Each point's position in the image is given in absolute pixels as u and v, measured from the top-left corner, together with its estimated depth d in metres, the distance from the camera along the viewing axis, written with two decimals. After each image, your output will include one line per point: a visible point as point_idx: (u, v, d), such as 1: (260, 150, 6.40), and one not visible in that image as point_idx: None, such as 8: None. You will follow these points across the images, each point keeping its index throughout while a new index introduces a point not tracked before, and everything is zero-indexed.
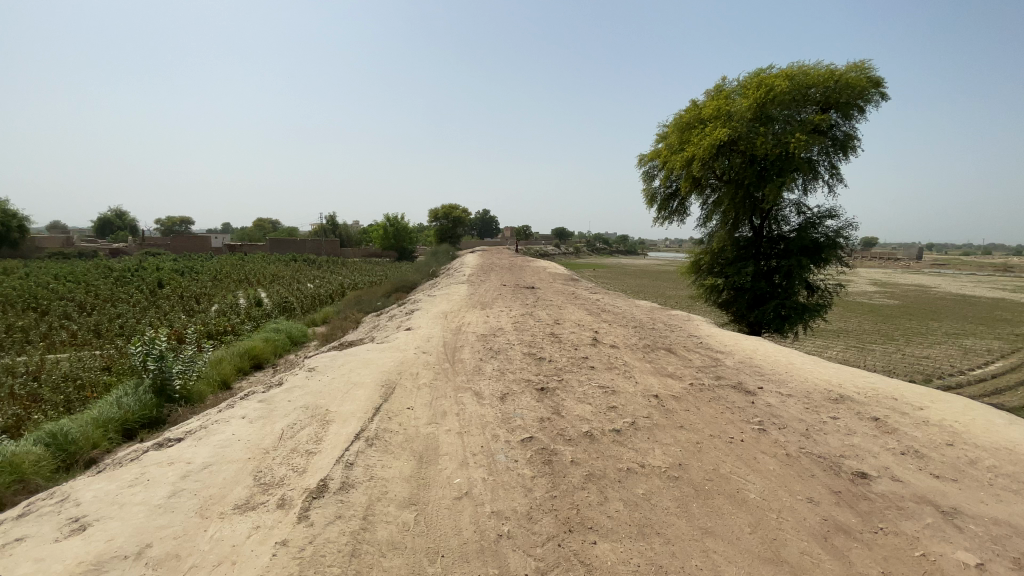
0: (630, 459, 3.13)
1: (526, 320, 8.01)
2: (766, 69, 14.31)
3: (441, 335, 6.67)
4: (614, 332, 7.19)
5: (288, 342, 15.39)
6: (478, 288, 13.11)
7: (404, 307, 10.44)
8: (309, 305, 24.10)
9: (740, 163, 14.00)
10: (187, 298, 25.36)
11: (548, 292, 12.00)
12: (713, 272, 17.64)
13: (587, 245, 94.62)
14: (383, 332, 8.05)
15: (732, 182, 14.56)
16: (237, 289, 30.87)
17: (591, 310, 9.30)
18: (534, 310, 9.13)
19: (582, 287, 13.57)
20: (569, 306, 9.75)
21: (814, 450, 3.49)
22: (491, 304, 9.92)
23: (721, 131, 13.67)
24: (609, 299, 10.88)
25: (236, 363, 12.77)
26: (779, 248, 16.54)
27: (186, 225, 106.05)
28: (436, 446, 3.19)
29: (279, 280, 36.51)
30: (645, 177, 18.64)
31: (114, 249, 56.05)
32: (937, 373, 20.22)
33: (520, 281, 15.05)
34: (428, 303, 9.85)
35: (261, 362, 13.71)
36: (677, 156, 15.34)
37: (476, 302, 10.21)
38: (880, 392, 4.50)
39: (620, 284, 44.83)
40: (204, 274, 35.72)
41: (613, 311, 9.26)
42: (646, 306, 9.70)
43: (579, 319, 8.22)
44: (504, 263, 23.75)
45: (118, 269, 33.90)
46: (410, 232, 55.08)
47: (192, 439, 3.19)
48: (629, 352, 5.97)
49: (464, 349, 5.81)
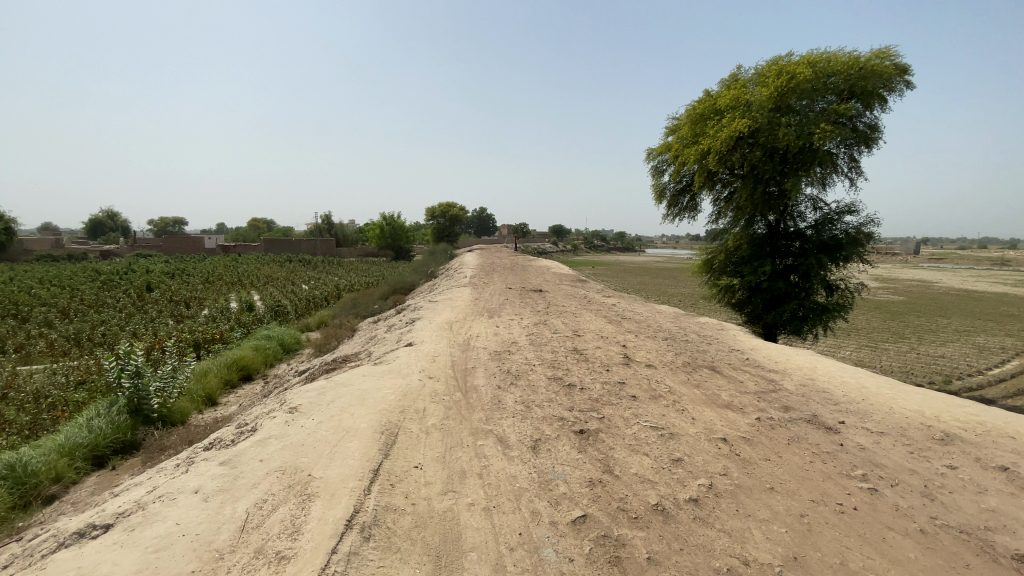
0: (727, 553, 2.27)
1: (541, 331, 7.14)
2: (785, 56, 13.47)
3: (448, 352, 5.78)
4: (644, 345, 6.32)
5: (280, 350, 14.50)
6: (482, 291, 12.25)
7: (403, 315, 9.56)
8: (303, 308, 23.16)
9: (758, 156, 13.11)
10: (176, 302, 24.35)
11: (558, 296, 11.12)
12: (725, 271, 16.79)
13: (586, 242, 93.82)
14: (380, 346, 7.15)
15: (749, 177, 13.66)
16: (229, 292, 29.86)
17: (609, 317, 8.42)
18: (547, 318, 8.26)
19: (593, 290, 12.74)
20: (585, 313, 8.89)
21: (952, 523, 2.71)
22: (499, 311, 9.05)
23: (740, 122, 12.78)
24: (625, 304, 10.01)
25: (222, 375, 11.86)
26: (796, 245, 15.71)
27: (180, 225, 104.63)
28: (457, 534, 2.32)
29: (273, 282, 35.52)
30: (653, 173, 17.78)
31: (106, 251, 54.93)
32: (957, 374, 19.42)
33: (526, 283, 14.20)
34: (430, 311, 8.95)
35: (251, 373, 12.80)
36: (690, 149, 14.49)
37: (482, 308, 9.33)
38: (991, 428, 3.82)
39: (621, 282, 44.03)
40: (196, 276, 34.73)
41: (635, 318, 8.38)
42: (669, 312, 8.83)
43: (600, 329, 7.35)
44: (506, 263, 22.91)
45: (107, 271, 33.25)
46: (406, 231, 54.09)
47: (119, 533, 2.30)
48: (670, 373, 5.09)
49: (477, 372, 4.93)
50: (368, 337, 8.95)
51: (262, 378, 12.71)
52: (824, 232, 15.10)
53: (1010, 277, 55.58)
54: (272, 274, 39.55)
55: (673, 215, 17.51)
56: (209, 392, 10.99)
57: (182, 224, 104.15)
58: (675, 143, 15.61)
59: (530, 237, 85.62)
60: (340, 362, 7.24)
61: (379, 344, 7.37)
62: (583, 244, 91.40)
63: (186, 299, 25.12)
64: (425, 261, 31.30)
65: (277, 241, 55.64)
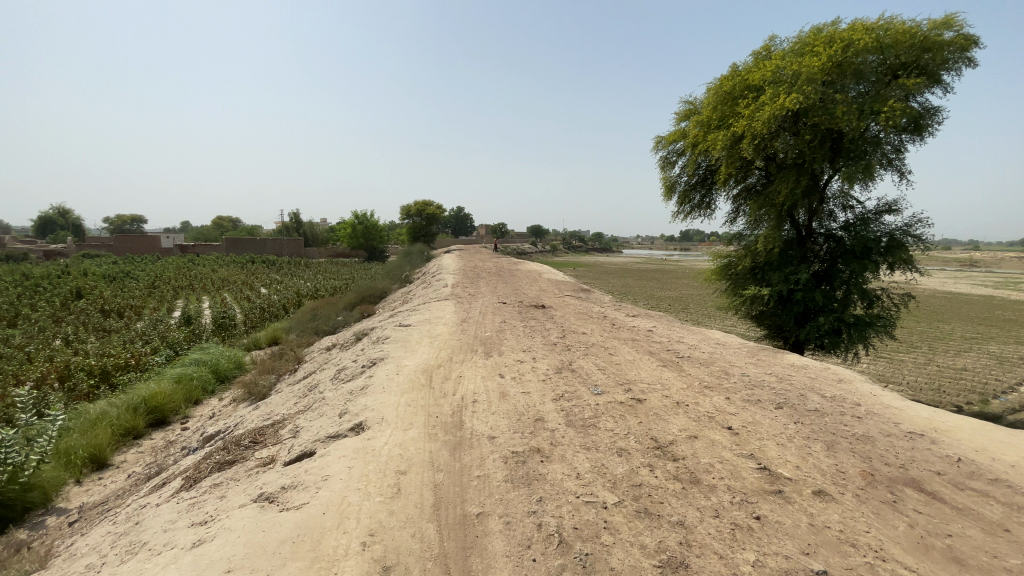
0: None
1: (574, 388, 4.50)
2: (833, 23, 11.10)
3: (429, 455, 3.09)
4: (759, 424, 3.74)
5: (211, 379, 11.54)
6: (469, 307, 9.56)
7: (364, 347, 6.85)
8: (256, 319, 20.04)
9: (806, 142, 10.61)
10: (107, 314, 20.87)
11: (569, 316, 8.48)
12: (746, 279, 14.37)
13: (565, 244, 91.80)
14: (315, 417, 4.40)
15: (790, 168, 11.24)
16: (176, 300, 26.39)
17: (659, 356, 5.84)
18: (572, 357, 5.64)
19: (606, 304, 10.16)
20: (619, 346, 6.30)
21: None
22: (498, 342, 6.36)
23: (787, 98, 10.22)
24: (664, 328, 7.42)
25: (122, 424, 8.92)
26: (827, 250, 13.41)
27: (139, 225, 98.46)
28: None
29: (231, 287, 32.04)
30: (659, 166, 15.41)
31: (50, 251, 50.27)
32: (991, 392, 17.27)
33: (522, 294, 11.55)
34: (399, 344, 6.23)
35: (166, 417, 9.84)
36: (717, 134, 12.02)
37: (473, 337, 6.65)
38: None
39: (607, 285, 41.82)
40: (142, 280, 31.06)
41: (698, 358, 5.79)
42: (738, 346, 6.28)
43: (663, 383, 4.75)
44: (490, 267, 20.23)
45: (38, 275, 29.43)
46: (380, 231, 50.87)
47: None
48: (878, 524, 2.54)
49: (494, 536, 2.27)
50: (309, 384, 6.18)
51: (182, 422, 9.77)
52: (861, 232, 12.77)
53: (993, 278, 55.15)
54: (230, 277, 36.02)
55: (683, 214, 15.10)
56: (95, 451, 8.02)
57: (142, 222, 98.07)
58: (693, 130, 13.20)
59: (508, 237, 83.15)
60: (250, 442, 4.44)
61: (317, 409, 4.63)
62: (562, 245, 89.28)
63: (121, 309, 21.68)
64: (399, 263, 28.38)
65: (241, 240, 51.66)
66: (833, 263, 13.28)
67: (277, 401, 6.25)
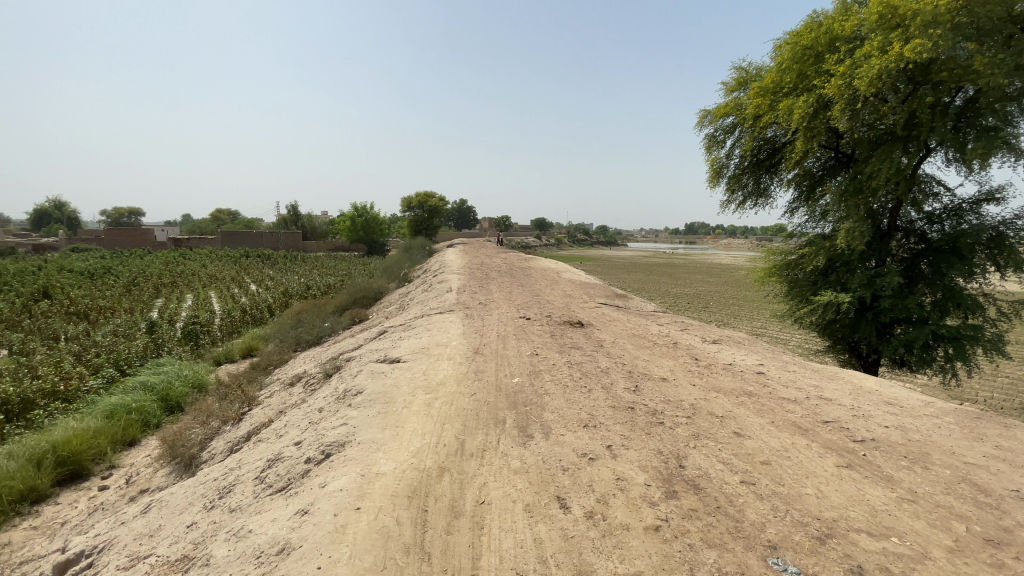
0: None
1: (737, 561, 2.11)
2: None
3: None
4: None
5: (157, 410, 9.16)
6: (483, 323, 7.14)
7: (326, 400, 4.44)
8: (235, 324, 17.65)
9: (922, 106, 8.12)
10: (67, 317, 18.43)
11: (625, 341, 6.05)
12: (809, 281, 11.80)
13: (570, 237, 89.38)
14: None
15: (891, 141, 8.76)
16: (154, 299, 23.98)
17: (819, 438, 3.45)
18: (678, 440, 3.25)
19: (661, 318, 7.77)
20: (738, 409, 3.87)
21: None
22: (541, 399, 3.96)
23: (904, 46, 7.71)
24: (777, 368, 4.99)
25: (12, 489, 6.52)
26: (911, 246, 10.87)
27: (135, 217, 96.11)
28: None
29: (218, 284, 29.65)
30: (704, 147, 13.00)
31: (37, 243, 47.83)
32: None
33: (547, 302, 9.14)
34: (378, 403, 3.82)
35: (84, 469, 7.48)
36: (794, 99, 9.54)
37: (498, 387, 4.26)
38: None
39: (620, 281, 39.42)
40: (121, 277, 28.66)
41: (886, 447, 3.40)
42: (928, 418, 3.88)
43: (901, 537, 2.37)
44: (500, 265, 17.77)
45: (8, 271, 26.88)
46: (381, 223, 48.54)
47: None
48: None
49: None
50: (230, 474, 3.77)
51: (104, 474, 7.41)
52: (958, 227, 10.21)
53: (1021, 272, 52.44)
54: (219, 273, 33.62)
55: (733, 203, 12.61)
56: None
57: (140, 214, 96.14)
58: (753, 98, 10.74)
59: (512, 231, 80.72)
60: None
61: None
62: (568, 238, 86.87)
63: (86, 312, 19.26)
64: (397, 258, 25.89)
65: (235, 233, 49.24)
66: (917, 263, 10.72)
67: (180, 498, 3.85)
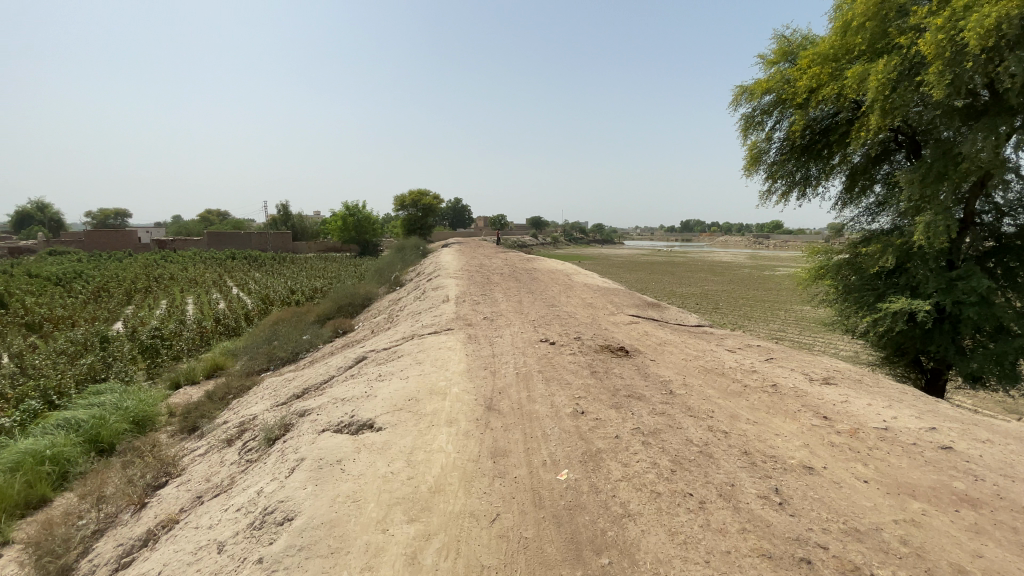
0: None
1: None
2: None
3: None
4: None
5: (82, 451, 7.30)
6: (494, 349, 5.32)
7: (238, 520, 2.58)
8: (205, 337, 15.69)
9: None
10: (19, 329, 16.42)
11: (703, 382, 4.23)
12: (870, 286, 9.63)
13: (567, 236, 87.77)
14: None
15: (996, 112, 6.67)
16: (123, 307, 21.90)
17: None
18: None
19: (724, 338, 5.99)
20: (1000, 562, 2.08)
21: None
22: (626, 532, 2.15)
23: None
24: (963, 440, 3.22)
25: None
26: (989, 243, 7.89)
27: (121, 219, 93.96)
28: None
29: (196, 289, 27.56)
30: (738, 130, 11.24)
31: (12, 246, 45.42)
32: None
33: (569, 317, 7.34)
34: (314, 560, 1.98)
35: None
36: (865, 68, 7.73)
37: (539, 498, 2.43)
38: None
39: (626, 280, 37.83)
40: (92, 282, 26.62)
41: None
42: None
43: None
44: (502, 268, 15.92)
45: None
46: (374, 223, 46.64)
47: None
48: None
49: None
50: None
51: None
52: None
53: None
54: (200, 276, 31.57)
55: (774, 194, 10.84)
56: None
57: (126, 216, 93.88)
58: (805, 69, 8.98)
59: (510, 230, 79.08)
60: None
61: None
62: (565, 237, 85.27)
63: (41, 323, 17.25)
64: (390, 259, 24.00)
65: (221, 234, 47.07)
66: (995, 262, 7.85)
67: None
